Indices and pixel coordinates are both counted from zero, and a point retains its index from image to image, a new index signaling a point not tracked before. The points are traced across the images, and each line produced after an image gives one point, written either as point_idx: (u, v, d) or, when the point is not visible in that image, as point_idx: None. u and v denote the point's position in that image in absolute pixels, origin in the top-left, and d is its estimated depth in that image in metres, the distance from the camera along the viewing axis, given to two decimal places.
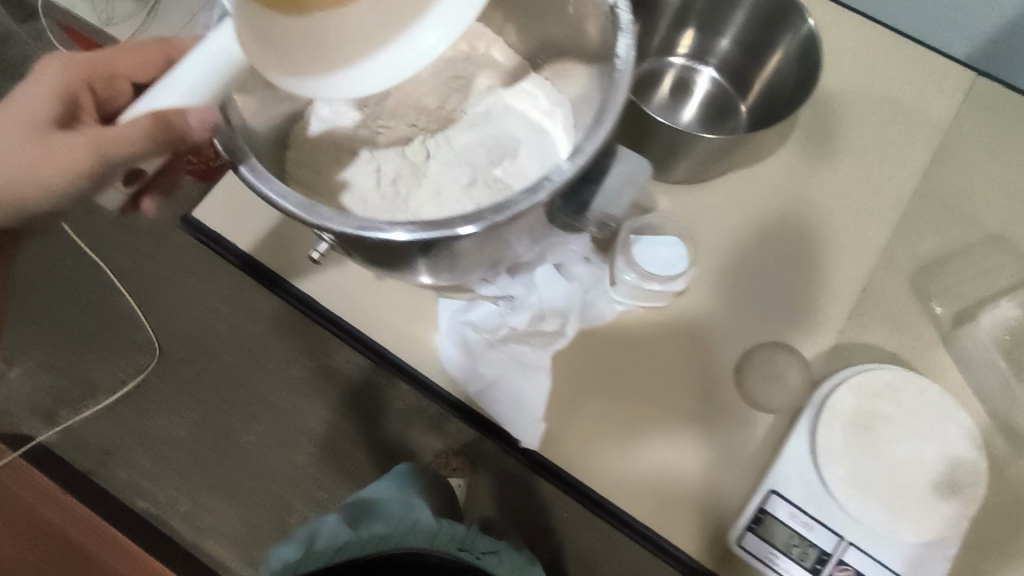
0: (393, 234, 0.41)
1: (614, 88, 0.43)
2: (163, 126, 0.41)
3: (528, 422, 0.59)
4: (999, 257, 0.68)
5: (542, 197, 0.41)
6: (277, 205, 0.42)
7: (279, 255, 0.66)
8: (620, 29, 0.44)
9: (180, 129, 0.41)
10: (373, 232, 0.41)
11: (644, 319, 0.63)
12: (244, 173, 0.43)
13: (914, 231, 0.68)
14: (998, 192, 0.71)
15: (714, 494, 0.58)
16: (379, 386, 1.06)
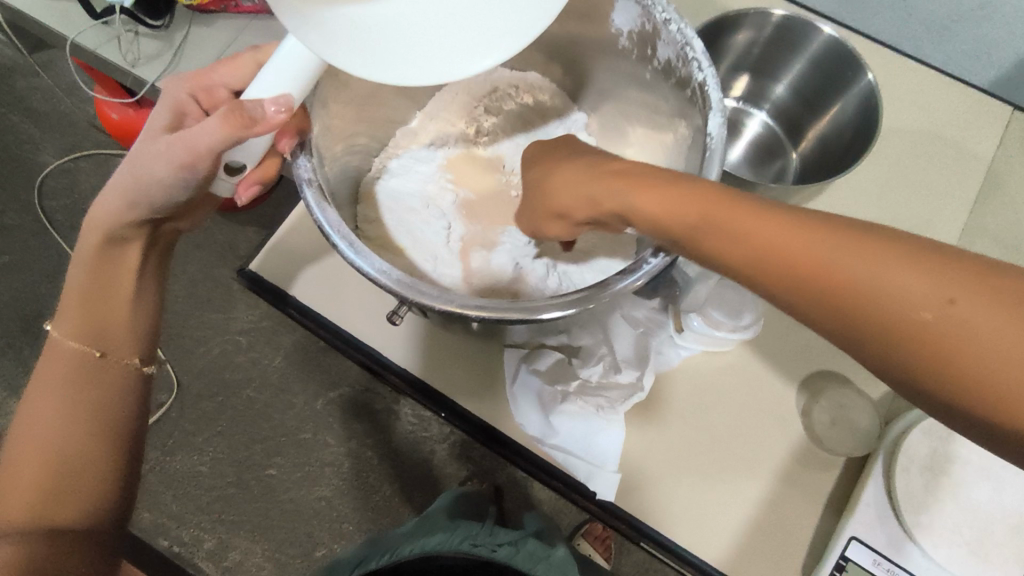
0: (507, 313, 0.42)
1: (709, 162, 0.43)
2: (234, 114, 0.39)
3: (599, 472, 0.59)
4: None
5: (642, 279, 0.42)
6: (381, 285, 0.42)
7: (341, 306, 0.67)
8: (710, 108, 0.44)
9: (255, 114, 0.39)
10: (488, 311, 0.42)
11: (707, 363, 0.63)
12: (342, 247, 0.42)
13: None
14: None
15: (788, 537, 0.59)
16: (403, 409, 1.19)
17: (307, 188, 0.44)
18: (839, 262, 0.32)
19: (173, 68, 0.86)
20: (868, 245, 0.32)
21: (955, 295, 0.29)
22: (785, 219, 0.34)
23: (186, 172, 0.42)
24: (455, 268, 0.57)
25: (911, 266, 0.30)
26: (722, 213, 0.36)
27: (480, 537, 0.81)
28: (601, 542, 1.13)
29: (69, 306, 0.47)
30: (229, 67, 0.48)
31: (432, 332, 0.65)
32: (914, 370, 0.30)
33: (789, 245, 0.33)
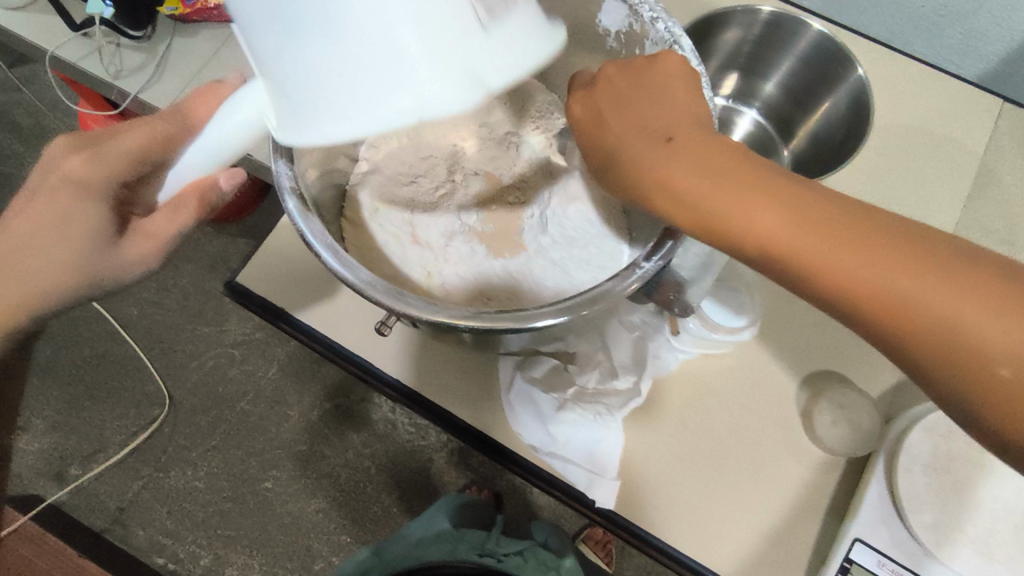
0: (497, 323, 0.41)
1: None
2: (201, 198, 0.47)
3: (599, 479, 0.58)
4: None
5: (634, 284, 0.41)
6: (366, 295, 0.41)
7: (331, 316, 0.65)
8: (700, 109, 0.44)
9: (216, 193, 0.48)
10: (479, 321, 0.41)
11: (703, 364, 0.63)
12: (329, 259, 0.41)
13: None
14: None
15: (792, 540, 0.58)
16: (404, 420, 1.18)
17: (288, 198, 0.43)
18: (764, 226, 0.34)
19: (156, 79, 0.85)
20: (789, 207, 0.34)
21: (855, 259, 0.32)
22: (718, 177, 0.36)
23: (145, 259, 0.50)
24: (448, 277, 0.56)
25: (820, 224, 0.33)
26: (655, 173, 0.37)
27: (487, 546, 0.84)
28: (601, 547, 1.12)
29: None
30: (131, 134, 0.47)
31: (424, 341, 0.64)
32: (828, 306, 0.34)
33: (722, 208, 0.35)
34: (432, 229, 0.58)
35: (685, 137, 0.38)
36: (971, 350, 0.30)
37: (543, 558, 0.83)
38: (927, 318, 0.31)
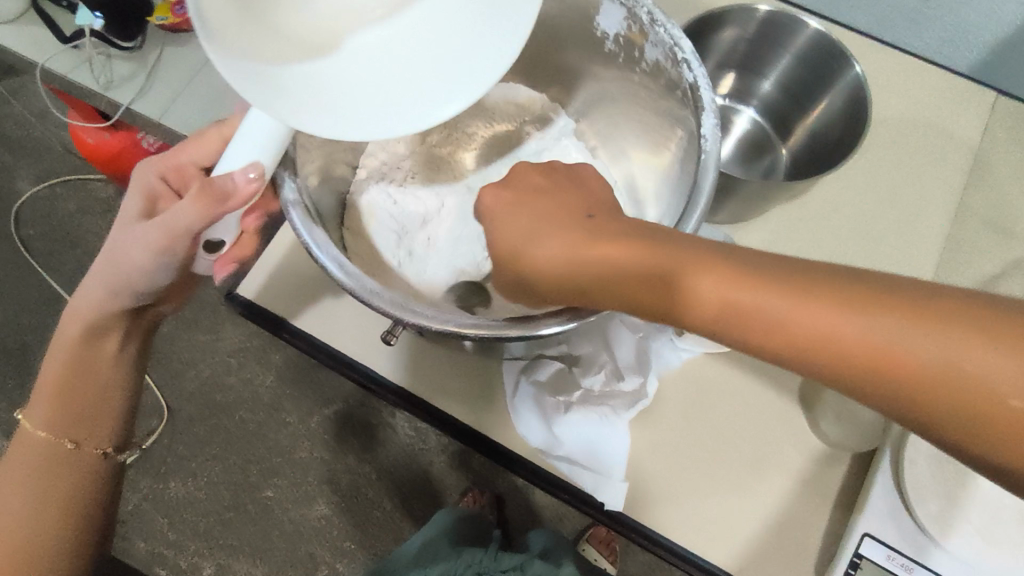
0: (500, 330, 0.40)
1: (704, 166, 0.43)
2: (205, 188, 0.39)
3: (607, 482, 0.58)
4: None
5: None
6: (369, 304, 0.40)
7: (332, 323, 0.64)
8: (702, 109, 0.44)
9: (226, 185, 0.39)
10: (484, 328, 0.40)
11: (706, 362, 0.63)
12: (334, 271, 0.41)
13: (961, 250, 0.69)
14: None
15: (800, 535, 0.58)
16: (401, 424, 1.18)
17: (292, 209, 0.43)
18: (874, 344, 0.30)
19: (148, 89, 0.84)
20: (893, 317, 0.30)
21: (975, 362, 0.28)
22: (806, 299, 0.32)
23: (170, 252, 0.42)
24: (450, 282, 0.56)
25: (933, 332, 0.29)
26: (737, 300, 0.33)
27: (485, 563, 0.85)
28: (605, 546, 1.12)
29: (43, 398, 0.48)
30: (194, 144, 0.47)
31: (427, 347, 0.64)
32: (953, 436, 0.29)
33: (823, 329, 0.31)
34: (425, 236, 0.58)
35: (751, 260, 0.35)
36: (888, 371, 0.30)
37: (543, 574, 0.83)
38: None
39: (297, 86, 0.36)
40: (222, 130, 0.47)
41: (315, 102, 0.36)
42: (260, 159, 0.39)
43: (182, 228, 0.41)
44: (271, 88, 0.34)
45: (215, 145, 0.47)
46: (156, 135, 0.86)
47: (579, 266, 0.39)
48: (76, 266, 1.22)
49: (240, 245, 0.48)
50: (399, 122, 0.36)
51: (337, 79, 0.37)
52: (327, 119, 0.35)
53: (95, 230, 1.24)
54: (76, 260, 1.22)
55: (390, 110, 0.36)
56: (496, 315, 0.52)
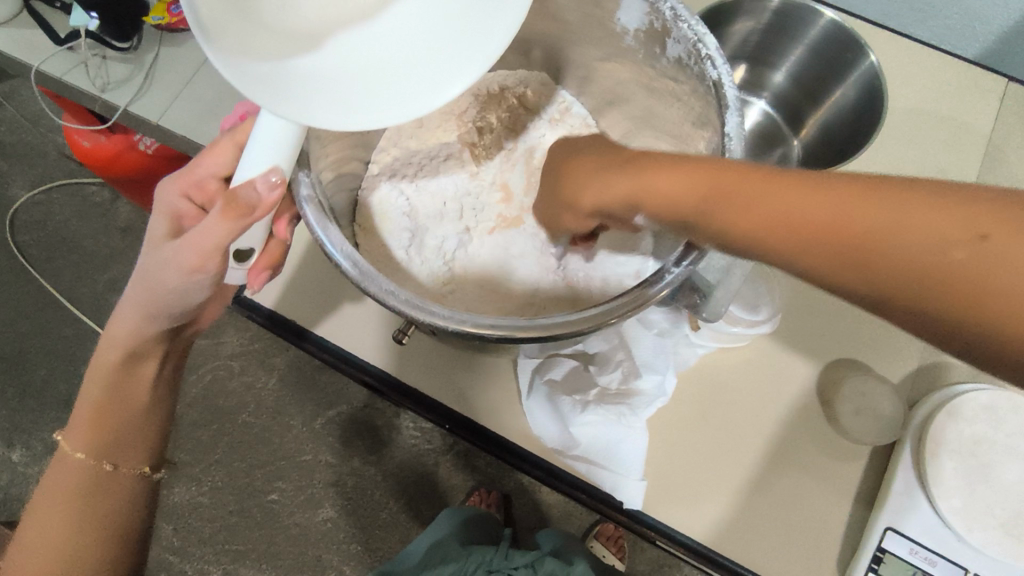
0: (519, 326, 0.37)
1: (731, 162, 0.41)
2: (229, 202, 0.37)
3: (628, 482, 0.57)
4: None
5: (666, 290, 0.39)
6: (383, 304, 0.38)
7: (341, 324, 0.63)
8: (727, 108, 0.43)
9: (252, 196, 0.36)
10: (496, 328, 0.37)
11: (722, 358, 0.62)
12: (348, 268, 0.38)
13: None
14: None
15: (823, 532, 0.58)
16: (406, 424, 1.16)
17: (306, 205, 0.40)
18: (868, 220, 0.28)
19: (145, 90, 0.82)
20: (895, 194, 0.28)
21: (980, 232, 0.26)
22: (806, 186, 0.31)
23: (202, 271, 0.40)
24: (462, 281, 0.55)
25: (932, 208, 0.27)
26: (738, 186, 0.33)
27: (495, 562, 0.84)
28: (613, 543, 1.11)
29: (81, 422, 0.46)
30: (210, 154, 0.45)
31: (439, 348, 0.62)
32: (954, 324, 0.27)
33: (816, 211, 0.30)
34: (437, 235, 0.57)
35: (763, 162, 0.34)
36: (892, 256, 0.28)
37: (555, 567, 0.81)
38: None
39: (295, 75, 0.34)
40: (235, 136, 0.45)
41: (314, 95, 0.34)
42: (278, 165, 0.37)
43: (212, 245, 0.39)
44: (268, 79, 0.33)
45: (230, 153, 0.45)
46: (155, 137, 0.84)
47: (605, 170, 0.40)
48: (73, 272, 1.20)
49: (269, 252, 0.47)
50: (401, 108, 0.34)
51: (339, 68, 0.35)
52: (324, 107, 0.33)
53: (92, 235, 1.23)
54: (73, 265, 1.20)
55: (391, 98, 0.34)
56: (514, 303, 0.54)
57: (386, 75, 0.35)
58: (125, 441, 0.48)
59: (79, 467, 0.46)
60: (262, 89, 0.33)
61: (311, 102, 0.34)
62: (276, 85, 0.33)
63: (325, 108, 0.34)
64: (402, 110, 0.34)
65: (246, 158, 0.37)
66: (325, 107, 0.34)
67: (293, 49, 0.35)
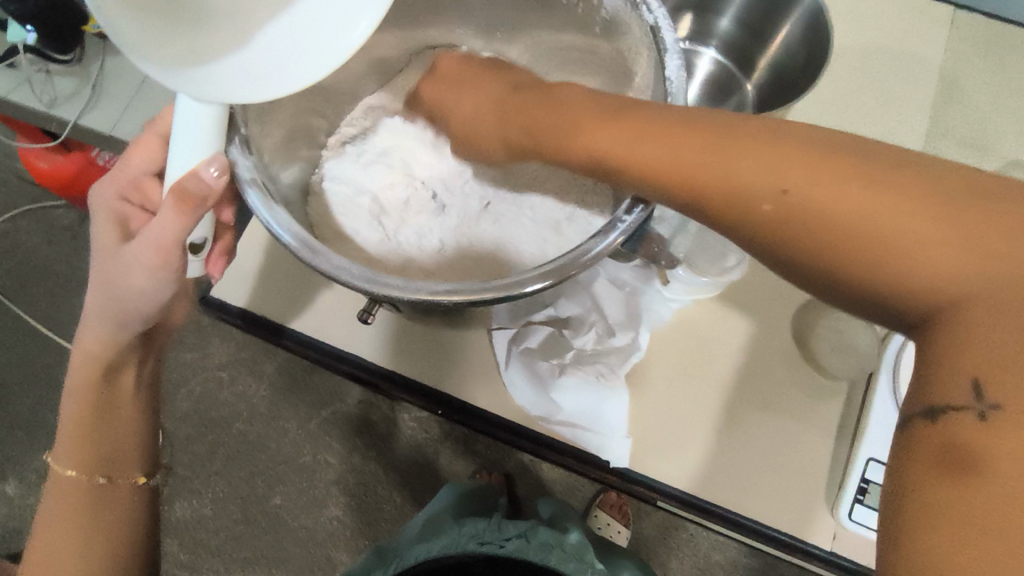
0: (480, 292, 0.37)
1: None
2: (175, 195, 0.35)
3: (614, 440, 0.57)
4: None
5: (619, 240, 0.39)
6: (338, 280, 0.37)
7: (309, 315, 0.62)
8: (666, 52, 0.43)
9: (202, 189, 0.35)
10: (460, 296, 0.37)
11: (695, 308, 0.62)
12: (295, 246, 0.37)
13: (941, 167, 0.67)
14: (1003, 112, 0.72)
15: (812, 469, 0.58)
16: (401, 417, 1.16)
17: (249, 189, 0.39)
18: (707, 169, 0.35)
19: (90, 101, 0.80)
20: (747, 147, 0.34)
21: (788, 185, 0.32)
22: (696, 142, 0.36)
23: (164, 270, 0.38)
24: (425, 256, 0.54)
25: (787, 157, 0.33)
26: (614, 136, 0.39)
27: (487, 533, 0.78)
28: (617, 509, 1.12)
29: (70, 441, 0.44)
30: (134, 151, 0.43)
31: (412, 328, 0.62)
32: (801, 250, 0.32)
33: (703, 165, 0.35)
34: (396, 215, 0.56)
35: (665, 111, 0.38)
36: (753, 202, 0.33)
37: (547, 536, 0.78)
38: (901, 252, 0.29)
39: (205, 52, 0.34)
40: (156, 129, 0.43)
41: (238, 72, 0.35)
42: (217, 153, 0.36)
43: (172, 240, 0.37)
44: (192, 72, 0.34)
45: (157, 147, 0.43)
46: (109, 148, 0.83)
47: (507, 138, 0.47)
48: (48, 297, 1.19)
49: (223, 238, 0.46)
50: (319, 65, 0.35)
51: (239, 29, 0.35)
52: (247, 84, 0.34)
53: (61, 257, 1.20)
54: (47, 291, 1.18)
55: (305, 55, 0.35)
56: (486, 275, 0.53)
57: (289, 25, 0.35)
58: (118, 455, 0.46)
59: (57, 481, 0.45)
60: (177, 70, 0.33)
61: (236, 84, 0.34)
62: (199, 76, 0.34)
63: (251, 85, 0.34)
64: (325, 64, 0.35)
65: (180, 152, 0.36)
66: (249, 83, 0.34)
67: (190, 20, 0.34)
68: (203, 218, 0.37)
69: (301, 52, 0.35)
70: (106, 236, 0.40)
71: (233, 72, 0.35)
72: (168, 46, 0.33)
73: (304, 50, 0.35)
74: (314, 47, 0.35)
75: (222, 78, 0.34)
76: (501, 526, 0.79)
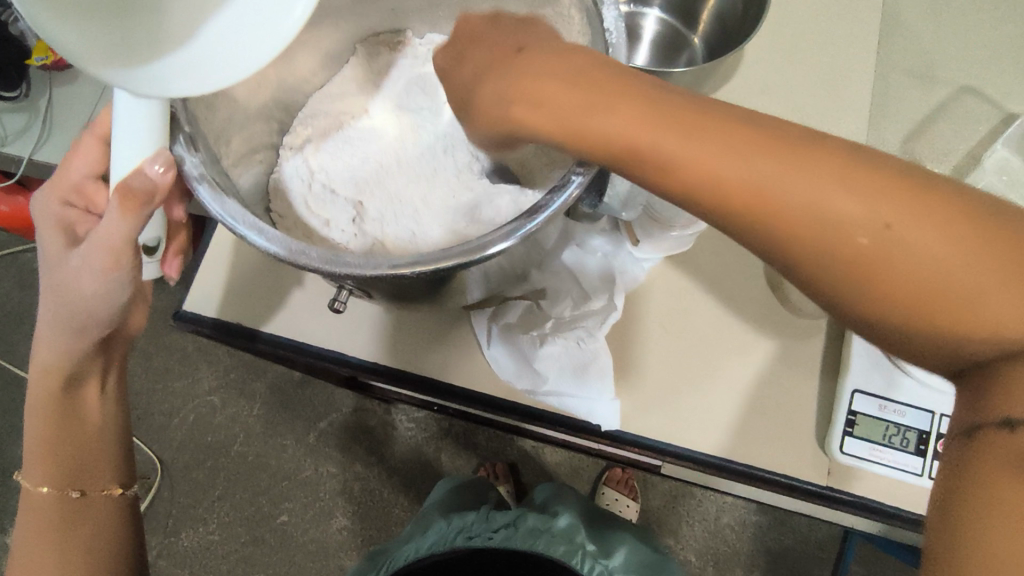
0: (443, 259, 0.36)
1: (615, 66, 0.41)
2: (120, 194, 0.35)
3: (601, 406, 0.57)
4: (984, 100, 0.66)
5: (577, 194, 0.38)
6: (279, 251, 0.37)
7: (284, 318, 0.61)
8: (602, 3, 0.43)
9: (151, 187, 0.35)
10: (421, 265, 0.36)
11: (666, 266, 0.63)
12: (251, 235, 0.37)
13: (896, 98, 0.67)
14: (961, 31, 0.70)
15: (797, 409, 0.59)
16: (398, 419, 1.16)
17: (199, 185, 0.38)
18: (784, 184, 0.28)
19: (40, 133, 0.79)
20: (824, 157, 0.28)
21: (889, 216, 0.26)
22: (803, 155, 0.28)
23: (116, 270, 0.38)
24: (388, 235, 0.51)
25: (871, 181, 0.27)
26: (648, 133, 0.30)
27: (476, 526, 0.78)
28: (623, 484, 1.13)
29: (40, 457, 0.44)
30: (74, 157, 0.43)
31: (388, 320, 0.61)
32: (878, 300, 0.27)
33: (783, 177, 0.28)
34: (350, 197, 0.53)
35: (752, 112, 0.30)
36: (829, 224, 0.27)
37: (536, 520, 0.79)
38: (974, 304, 0.25)
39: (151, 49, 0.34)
40: (95, 131, 0.43)
41: (185, 68, 0.34)
42: (161, 148, 0.36)
43: (122, 239, 0.37)
44: (139, 71, 0.33)
45: (97, 150, 0.43)
46: None
47: (557, 106, 0.33)
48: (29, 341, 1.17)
49: (177, 236, 0.46)
50: (262, 50, 0.33)
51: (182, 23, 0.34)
52: (193, 77, 0.34)
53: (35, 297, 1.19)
54: (24, 337, 1.16)
55: (249, 42, 0.34)
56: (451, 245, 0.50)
57: (221, 9, 0.34)
58: (92, 465, 0.46)
59: (39, 503, 0.45)
60: (116, 68, 0.32)
61: (183, 80, 0.34)
62: (148, 74, 0.33)
63: (199, 79, 0.34)
64: (269, 48, 0.33)
65: (123, 149, 0.35)
66: (197, 75, 0.34)
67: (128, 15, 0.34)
68: (153, 216, 0.37)
69: (244, 40, 0.34)
70: (56, 242, 0.40)
71: (181, 67, 0.34)
72: (102, 42, 0.32)
73: (248, 36, 0.34)
74: (259, 33, 0.34)
75: (168, 74, 0.34)
76: (489, 517, 0.80)
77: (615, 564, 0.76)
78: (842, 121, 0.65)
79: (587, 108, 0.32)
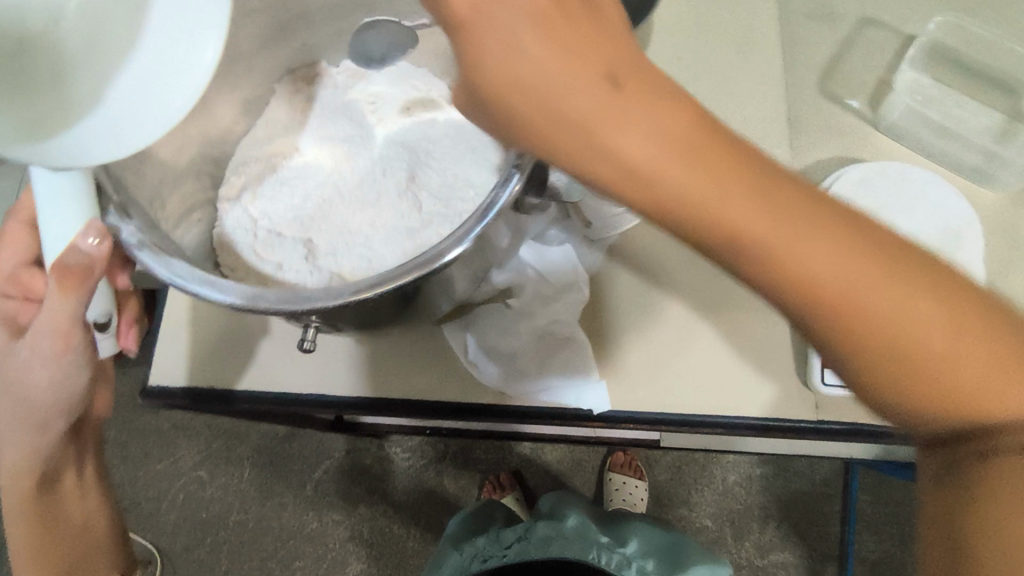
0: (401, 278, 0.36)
1: None
2: (56, 274, 0.34)
3: (585, 390, 0.58)
4: (890, 22, 0.67)
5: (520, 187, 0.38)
6: (252, 307, 0.36)
7: (254, 371, 0.60)
8: None
9: (86, 260, 0.34)
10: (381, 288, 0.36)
11: (621, 241, 0.63)
12: (205, 291, 0.36)
13: (807, 36, 0.68)
14: None
15: (773, 353, 0.60)
16: (393, 452, 1.14)
17: (140, 251, 0.37)
18: (846, 277, 0.29)
19: None
20: (880, 259, 0.29)
21: (922, 316, 0.29)
22: (860, 251, 0.29)
23: (69, 353, 0.37)
24: (343, 265, 0.50)
25: (910, 280, 0.29)
26: (711, 197, 0.28)
27: (489, 547, 0.77)
28: (629, 468, 1.14)
29: (32, 561, 0.45)
30: (7, 246, 0.44)
31: (360, 351, 0.60)
32: (898, 379, 0.30)
33: (843, 271, 0.29)
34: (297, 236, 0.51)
35: (807, 192, 0.30)
36: (871, 314, 0.29)
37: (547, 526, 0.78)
38: (984, 397, 0.29)
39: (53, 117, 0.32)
40: (21, 218, 0.43)
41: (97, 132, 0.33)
42: (92, 219, 0.34)
43: (67, 321, 0.36)
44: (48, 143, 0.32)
45: (27, 236, 0.44)
46: None
47: (605, 157, 0.28)
48: None
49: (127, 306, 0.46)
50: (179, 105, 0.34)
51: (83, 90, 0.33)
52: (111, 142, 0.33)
53: None
54: None
55: (162, 99, 0.34)
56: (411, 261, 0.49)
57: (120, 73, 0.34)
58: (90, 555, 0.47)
59: None
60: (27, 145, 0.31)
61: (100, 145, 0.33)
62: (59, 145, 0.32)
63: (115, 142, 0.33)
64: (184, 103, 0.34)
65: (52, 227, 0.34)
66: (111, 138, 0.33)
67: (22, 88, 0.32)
68: (97, 291, 0.36)
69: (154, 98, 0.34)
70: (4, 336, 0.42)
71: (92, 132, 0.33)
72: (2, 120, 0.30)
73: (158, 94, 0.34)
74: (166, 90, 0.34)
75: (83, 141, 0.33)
76: (500, 533, 0.79)
77: (633, 551, 0.77)
78: (757, 70, 0.66)
79: (628, 153, 0.28)
